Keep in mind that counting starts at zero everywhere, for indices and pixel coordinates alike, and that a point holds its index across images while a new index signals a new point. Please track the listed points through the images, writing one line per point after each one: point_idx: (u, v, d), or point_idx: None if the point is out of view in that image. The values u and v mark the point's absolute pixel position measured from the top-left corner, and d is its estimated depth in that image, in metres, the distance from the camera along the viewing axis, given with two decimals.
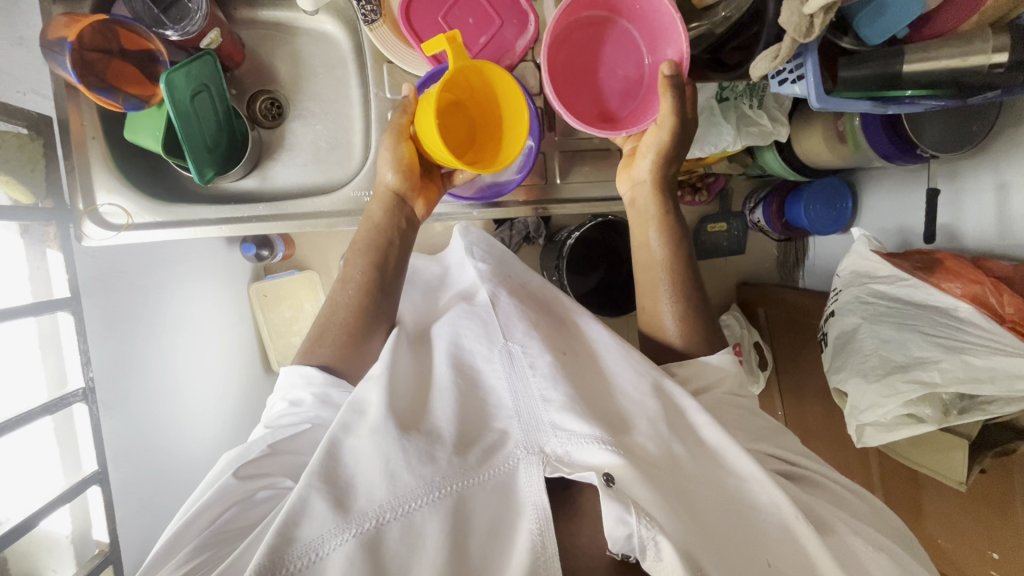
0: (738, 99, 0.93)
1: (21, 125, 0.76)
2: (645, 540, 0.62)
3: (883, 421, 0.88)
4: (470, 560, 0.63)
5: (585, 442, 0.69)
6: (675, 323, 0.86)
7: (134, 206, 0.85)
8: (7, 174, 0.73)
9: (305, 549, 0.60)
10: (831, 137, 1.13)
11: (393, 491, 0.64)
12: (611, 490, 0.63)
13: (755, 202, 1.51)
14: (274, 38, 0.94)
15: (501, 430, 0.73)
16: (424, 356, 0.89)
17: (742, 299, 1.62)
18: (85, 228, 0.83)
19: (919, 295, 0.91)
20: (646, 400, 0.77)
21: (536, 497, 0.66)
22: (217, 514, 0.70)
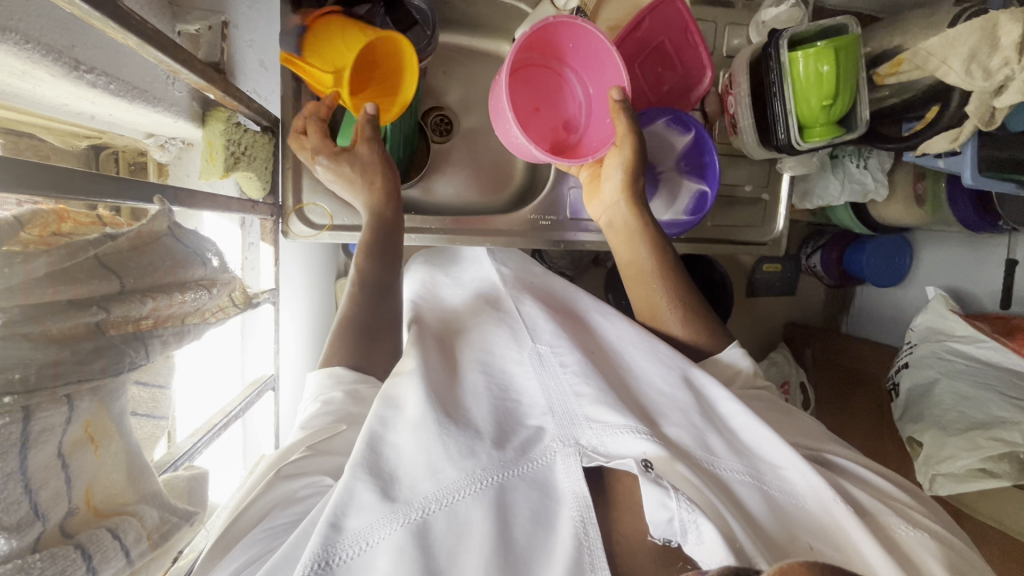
0: (845, 158, 0.99)
1: (261, 123, 0.71)
2: (686, 523, 0.54)
3: (956, 473, 0.94)
4: (517, 548, 0.55)
5: (621, 433, 0.60)
6: (682, 329, 0.75)
7: (334, 207, 0.77)
8: (251, 169, 0.70)
9: (354, 539, 0.53)
10: (908, 200, 1.21)
11: (435, 485, 0.56)
12: (650, 474, 0.56)
13: (811, 249, 1.57)
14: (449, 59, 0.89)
15: (537, 426, 0.64)
16: (445, 352, 0.76)
17: (790, 339, 1.66)
18: (293, 225, 0.76)
19: (996, 357, 0.97)
20: (677, 391, 0.68)
21: (576, 487, 0.58)
22: (265, 512, 0.58)
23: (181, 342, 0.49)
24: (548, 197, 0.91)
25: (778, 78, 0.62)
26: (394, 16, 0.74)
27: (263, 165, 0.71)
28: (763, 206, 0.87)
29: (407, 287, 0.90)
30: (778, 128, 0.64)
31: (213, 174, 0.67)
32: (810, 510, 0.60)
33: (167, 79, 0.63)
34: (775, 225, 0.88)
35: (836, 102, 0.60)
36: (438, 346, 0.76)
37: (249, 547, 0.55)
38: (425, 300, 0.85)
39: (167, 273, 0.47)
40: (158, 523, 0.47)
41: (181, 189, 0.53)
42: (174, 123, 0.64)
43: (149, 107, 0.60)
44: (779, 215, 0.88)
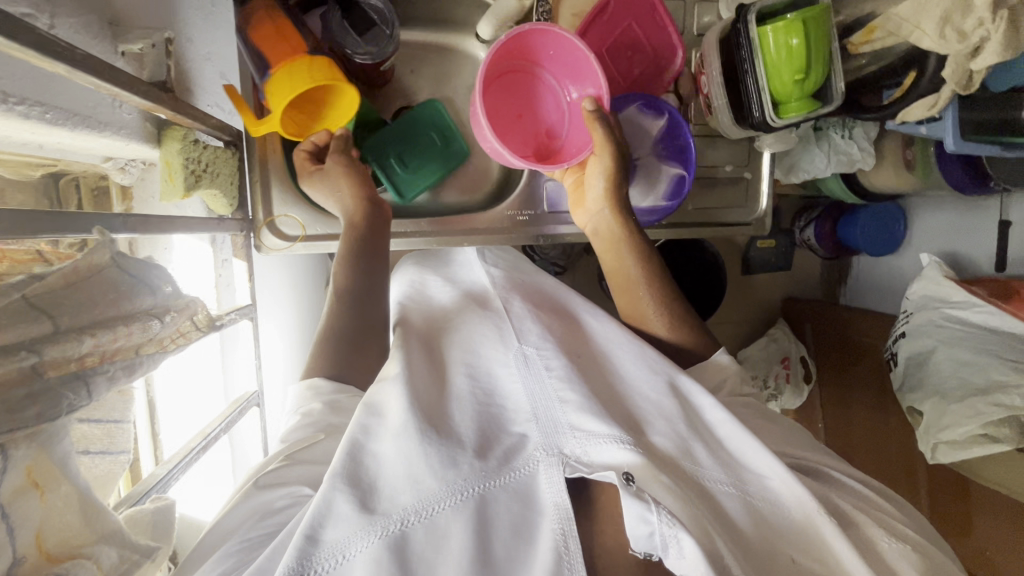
0: (830, 129, 0.97)
1: (224, 137, 0.70)
2: (666, 538, 0.54)
3: (956, 440, 0.93)
4: (494, 560, 0.54)
5: (603, 442, 0.60)
6: (663, 326, 0.76)
7: (307, 218, 0.78)
8: (216, 186, 0.69)
9: (332, 551, 0.52)
10: (899, 166, 1.19)
11: (414, 496, 0.56)
12: (632, 488, 0.55)
13: (805, 222, 1.55)
14: (415, 57, 0.87)
15: (521, 434, 0.63)
16: (432, 352, 0.76)
17: (788, 314, 1.65)
18: (265, 239, 0.77)
19: (995, 322, 0.95)
20: (664, 399, 0.68)
21: (558, 499, 0.57)
22: (240, 525, 0.57)
23: (132, 375, 0.49)
24: (526, 189, 0.90)
25: (749, 54, 0.61)
26: (349, 19, 0.71)
27: (227, 180, 0.71)
28: (746, 184, 0.86)
29: (396, 287, 0.90)
30: (751, 106, 0.63)
31: (174, 194, 0.66)
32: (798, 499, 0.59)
33: (115, 102, 0.61)
34: (758, 204, 0.87)
35: (808, 76, 0.59)
36: (425, 351, 0.76)
37: (221, 561, 0.54)
38: (411, 303, 0.84)
39: (111, 305, 0.47)
40: (116, 561, 0.48)
41: (130, 216, 0.54)
42: (128, 145, 0.63)
43: (98, 132, 0.59)
44: (761, 193, 0.86)
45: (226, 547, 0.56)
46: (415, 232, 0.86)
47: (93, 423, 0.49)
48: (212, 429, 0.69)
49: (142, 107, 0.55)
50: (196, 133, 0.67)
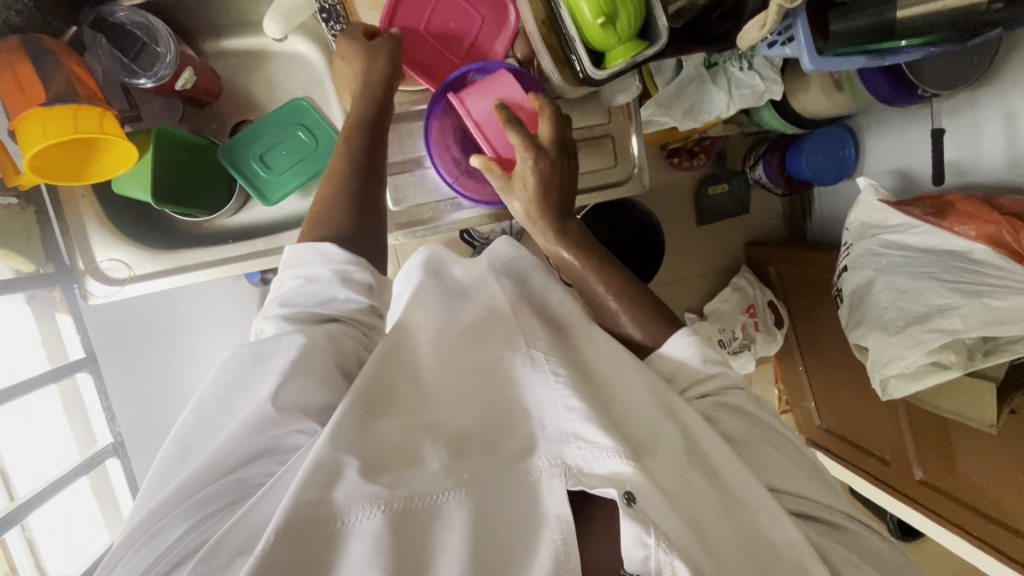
0: (726, 63, 0.88)
1: (10, 194, 0.67)
2: (661, 564, 0.50)
3: (907, 372, 0.88)
4: (498, 552, 0.51)
5: (608, 456, 0.56)
6: (637, 333, 0.69)
7: (135, 257, 0.74)
8: (4, 246, 0.66)
9: (334, 514, 0.48)
10: (828, 87, 1.09)
11: (420, 479, 0.52)
12: (632, 509, 0.51)
13: (755, 159, 1.46)
14: (249, 67, 0.81)
15: (527, 435, 0.59)
16: (456, 338, 0.68)
17: (752, 259, 1.57)
18: (89, 286, 0.73)
19: (933, 241, 0.89)
20: (665, 422, 0.60)
21: (559, 508, 0.53)
22: (238, 461, 0.53)
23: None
24: None
25: (557, 1, 0.55)
26: (118, 45, 0.71)
27: (20, 239, 0.68)
28: (612, 141, 0.77)
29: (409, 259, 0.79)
30: (573, 59, 0.57)
31: None
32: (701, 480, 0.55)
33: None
34: (629, 159, 0.77)
35: (615, 19, 0.53)
36: (452, 342, 0.68)
37: (207, 503, 0.51)
38: (427, 282, 0.73)
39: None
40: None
41: None
42: None
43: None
44: (631, 145, 0.77)
45: (221, 485, 0.52)
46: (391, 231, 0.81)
47: None
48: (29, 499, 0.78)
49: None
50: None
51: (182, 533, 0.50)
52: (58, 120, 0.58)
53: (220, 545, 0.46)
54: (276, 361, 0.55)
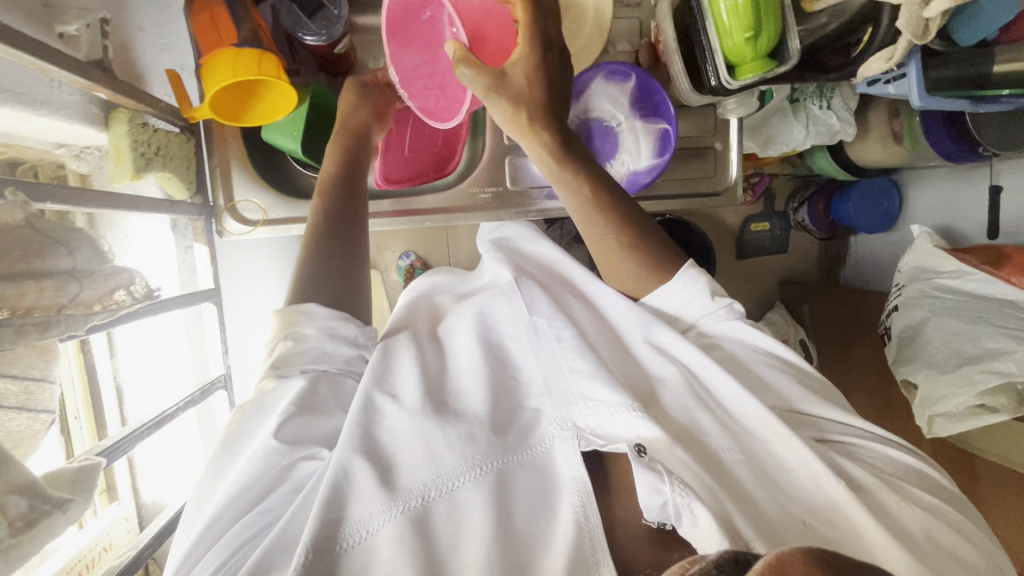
0: (807, 100, 0.94)
1: (176, 122, 0.66)
2: (679, 508, 0.51)
3: (954, 412, 0.91)
4: (517, 537, 0.52)
5: (618, 411, 0.57)
6: (641, 271, 0.64)
7: (269, 201, 0.72)
8: (170, 169, 0.65)
9: (355, 527, 0.51)
10: (886, 137, 1.16)
11: (434, 472, 0.54)
12: (643, 459, 0.53)
13: (799, 202, 1.51)
14: None
15: (535, 409, 0.61)
16: (426, 345, 0.68)
17: (785, 296, 1.61)
18: (226, 223, 0.71)
19: (987, 289, 0.93)
20: (668, 368, 0.63)
21: (575, 472, 0.55)
22: (260, 493, 0.55)
23: (43, 334, 0.45)
24: (490, 163, 0.81)
25: (701, 18, 0.60)
26: None
27: (183, 165, 0.67)
28: (714, 155, 0.81)
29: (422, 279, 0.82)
30: (708, 69, 0.63)
31: (122, 177, 0.62)
32: (801, 481, 0.56)
33: (52, 82, 0.55)
34: (726, 173, 0.81)
35: (758, 35, 0.58)
36: (433, 346, 0.69)
37: (240, 533, 0.53)
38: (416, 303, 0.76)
39: (19, 262, 0.44)
40: (25, 510, 0.41)
41: (62, 187, 0.51)
42: (69, 127, 0.58)
43: (29, 111, 0.53)
44: (730, 163, 0.81)
45: (248, 519, 0.54)
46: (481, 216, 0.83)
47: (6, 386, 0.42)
48: (168, 409, 0.67)
49: (79, 87, 0.53)
50: (144, 117, 0.63)
51: (222, 564, 0.52)
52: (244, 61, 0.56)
53: (268, 566, 0.50)
54: (284, 401, 0.56)
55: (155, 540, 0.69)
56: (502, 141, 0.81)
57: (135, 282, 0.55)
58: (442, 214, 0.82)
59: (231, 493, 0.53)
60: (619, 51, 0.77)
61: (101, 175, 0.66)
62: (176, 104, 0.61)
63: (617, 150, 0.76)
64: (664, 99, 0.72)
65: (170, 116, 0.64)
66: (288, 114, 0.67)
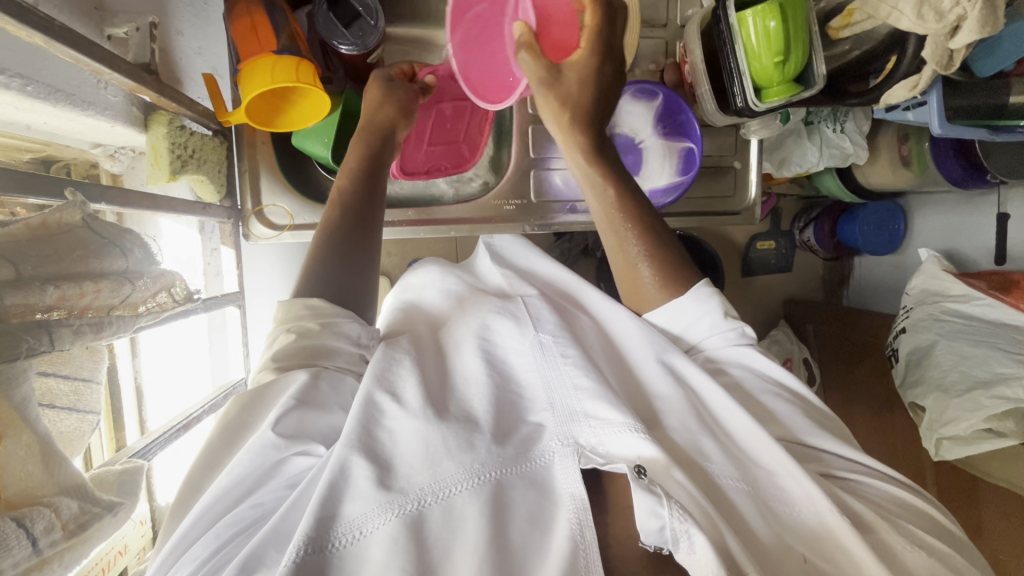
0: (821, 123, 0.96)
1: (211, 126, 0.66)
2: (677, 533, 0.50)
3: (961, 435, 0.91)
4: (511, 548, 0.50)
5: (619, 431, 0.55)
6: (655, 282, 0.64)
7: (295, 206, 0.72)
8: (203, 172, 0.65)
9: (348, 526, 0.49)
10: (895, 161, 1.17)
11: (433, 477, 0.52)
12: (643, 481, 0.51)
13: (805, 223, 1.52)
14: (409, 55, 0.82)
15: (537, 423, 0.59)
16: (430, 352, 0.67)
17: (790, 316, 1.62)
18: (254, 227, 0.72)
19: (995, 314, 0.94)
20: (671, 392, 0.61)
21: (573, 489, 0.53)
22: (253, 485, 0.52)
23: (99, 333, 0.42)
24: (515, 175, 0.82)
25: (731, 41, 0.62)
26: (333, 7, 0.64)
27: (215, 169, 0.66)
28: (734, 174, 0.83)
29: (417, 279, 0.80)
30: (735, 91, 0.64)
31: (159, 178, 0.62)
32: (798, 513, 0.56)
33: (98, 82, 0.57)
34: (745, 193, 0.83)
35: (788, 58, 0.59)
36: (432, 353, 0.67)
37: (231, 526, 0.50)
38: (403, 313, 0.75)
39: (78, 261, 0.40)
40: (78, 512, 0.39)
41: (105, 186, 0.50)
42: (111, 127, 0.58)
43: (79, 111, 0.54)
44: (749, 183, 0.83)
45: (238, 510, 0.50)
46: (498, 227, 0.83)
47: (60, 379, 0.41)
48: (195, 411, 0.66)
49: (125, 89, 0.51)
50: (182, 120, 0.63)
51: (208, 558, 0.48)
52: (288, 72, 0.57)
53: (258, 561, 0.47)
54: (284, 394, 0.53)
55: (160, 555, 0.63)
56: (528, 155, 0.82)
57: (178, 284, 0.52)
58: (468, 224, 0.82)
59: (227, 482, 0.50)
60: (644, 69, 0.79)
61: (133, 175, 0.69)
62: (213, 109, 0.62)
63: (641, 167, 0.77)
64: (689, 121, 0.74)
65: (206, 119, 0.64)
66: (319, 121, 0.68)
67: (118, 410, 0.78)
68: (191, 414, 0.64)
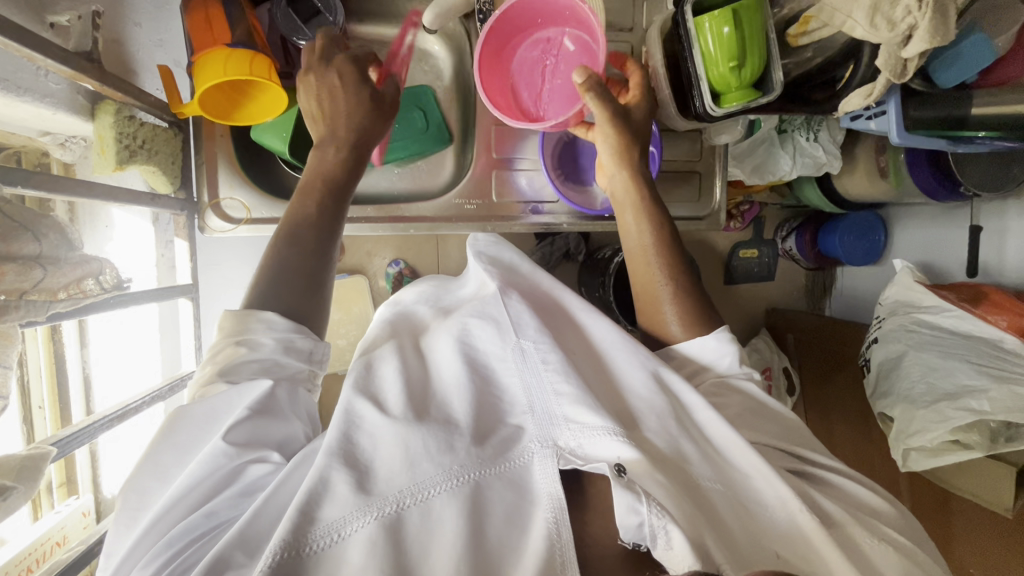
0: (795, 131, 0.96)
1: (165, 118, 0.66)
2: (655, 529, 0.50)
3: (928, 447, 0.91)
4: (488, 549, 0.50)
5: (598, 434, 0.55)
6: (679, 319, 0.66)
7: (254, 200, 0.71)
8: (156, 163, 0.65)
9: (327, 529, 0.49)
10: (872, 172, 1.18)
11: (411, 479, 0.52)
12: (623, 479, 0.51)
13: (787, 232, 1.51)
14: (375, 52, 0.82)
15: (516, 425, 0.59)
16: (410, 357, 0.67)
17: (771, 325, 1.58)
18: (210, 220, 0.70)
19: (964, 325, 0.95)
20: (647, 388, 0.61)
21: (551, 488, 0.53)
22: (207, 492, 0.51)
23: (3, 317, 0.41)
24: (479, 176, 0.82)
25: (688, 46, 0.62)
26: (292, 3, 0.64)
27: (168, 160, 0.66)
28: (699, 179, 0.83)
29: (410, 292, 0.81)
30: (694, 96, 0.64)
31: (105, 167, 0.62)
32: (776, 516, 0.56)
33: (37, 70, 0.56)
34: (711, 198, 0.83)
35: (743, 64, 0.59)
36: (414, 359, 0.67)
37: (184, 533, 0.49)
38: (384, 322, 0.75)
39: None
40: None
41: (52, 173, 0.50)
42: (53, 114, 0.58)
43: (14, 97, 0.54)
44: (714, 187, 0.83)
45: (191, 519, 0.50)
46: (463, 226, 0.83)
47: None
48: (135, 401, 0.63)
49: (64, 76, 0.51)
50: (132, 110, 0.63)
51: (161, 567, 0.48)
52: (239, 63, 0.57)
53: (225, 564, 0.46)
54: (236, 404, 0.53)
55: (76, 560, 0.55)
56: (492, 154, 0.82)
57: (106, 271, 0.53)
58: (429, 223, 0.82)
59: (179, 489, 0.50)
60: None
61: (84, 164, 0.70)
62: (167, 101, 0.61)
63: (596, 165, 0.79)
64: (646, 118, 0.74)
65: (158, 110, 0.64)
66: (279, 115, 0.68)
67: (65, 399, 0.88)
68: (129, 405, 0.61)
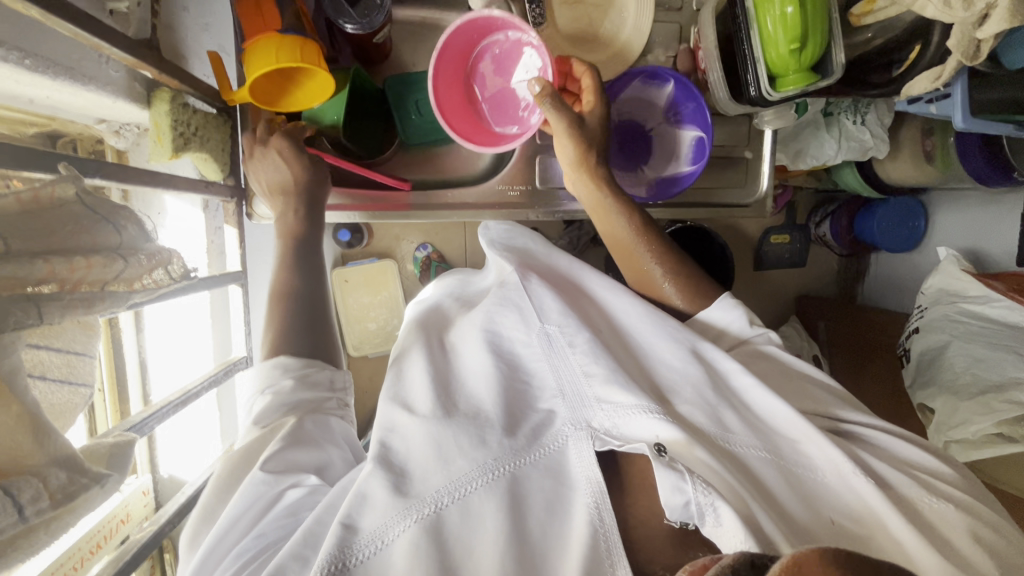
0: (841, 114, 0.93)
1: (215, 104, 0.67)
2: (703, 508, 0.47)
3: (970, 438, 0.88)
4: (530, 543, 0.48)
5: (633, 412, 0.53)
6: (677, 293, 0.68)
7: None
8: (207, 151, 0.66)
9: (369, 539, 0.47)
10: (917, 156, 1.14)
11: (447, 478, 0.50)
12: (664, 458, 0.49)
13: (821, 217, 1.46)
14: (417, 36, 0.81)
15: (548, 410, 0.57)
16: (436, 354, 0.66)
17: (802, 311, 1.54)
18: (256, 206, 0.76)
19: (1016, 316, 0.91)
20: (689, 367, 0.60)
21: (589, 472, 0.51)
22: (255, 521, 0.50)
23: (91, 308, 0.43)
24: (520, 162, 0.81)
25: (744, 27, 0.60)
26: None
27: (219, 148, 0.67)
28: (746, 163, 0.81)
29: (433, 291, 0.79)
30: (749, 79, 0.62)
31: (161, 155, 0.61)
32: (831, 478, 0.54)
33: (100, 58, 0.57)
34: (758, 182, 0.81)
35: (804, 45, 0.57)
36: (439, 354, 0.66)
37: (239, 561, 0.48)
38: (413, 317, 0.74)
39: (70, 238, 0.42)
40: (65, 482, 0.40)
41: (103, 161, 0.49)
42: (113, 102, 0.59)
43: (80, 86, 0.54)
44: (762, 172, 0.81)
45: (244, 544, 0.49)
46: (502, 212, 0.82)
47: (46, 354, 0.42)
48: (194, 386, 0.65)
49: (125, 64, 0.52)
50: (185, 96, 0.63)
51: None
52: (286, 49, 0.57)
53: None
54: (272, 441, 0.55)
55: (159, 530, 0.57)
56: (535, 141, 0.81)
57: (174, 261, 0.52)
58: (472, 209, 0.81)
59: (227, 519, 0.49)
60: (657, 56, 0.77)
61: (137, 152, 0.70)
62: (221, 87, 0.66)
63: (648, 158, 0.77)
64: (701, 107, 0.72)
65: (209, 96, 0.65)
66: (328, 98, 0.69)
67: (123, 384, 0.86)
68: (190, 390, 0.63)
